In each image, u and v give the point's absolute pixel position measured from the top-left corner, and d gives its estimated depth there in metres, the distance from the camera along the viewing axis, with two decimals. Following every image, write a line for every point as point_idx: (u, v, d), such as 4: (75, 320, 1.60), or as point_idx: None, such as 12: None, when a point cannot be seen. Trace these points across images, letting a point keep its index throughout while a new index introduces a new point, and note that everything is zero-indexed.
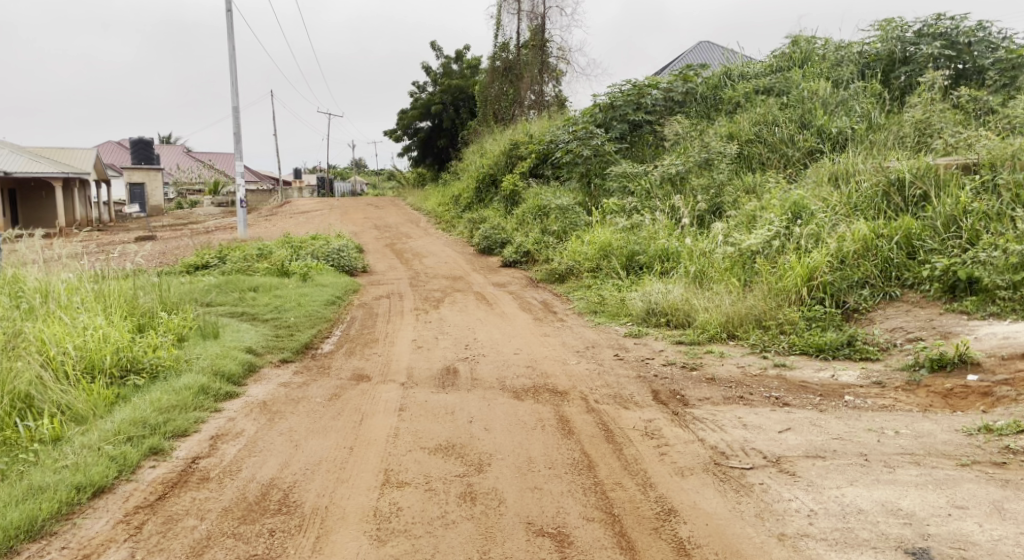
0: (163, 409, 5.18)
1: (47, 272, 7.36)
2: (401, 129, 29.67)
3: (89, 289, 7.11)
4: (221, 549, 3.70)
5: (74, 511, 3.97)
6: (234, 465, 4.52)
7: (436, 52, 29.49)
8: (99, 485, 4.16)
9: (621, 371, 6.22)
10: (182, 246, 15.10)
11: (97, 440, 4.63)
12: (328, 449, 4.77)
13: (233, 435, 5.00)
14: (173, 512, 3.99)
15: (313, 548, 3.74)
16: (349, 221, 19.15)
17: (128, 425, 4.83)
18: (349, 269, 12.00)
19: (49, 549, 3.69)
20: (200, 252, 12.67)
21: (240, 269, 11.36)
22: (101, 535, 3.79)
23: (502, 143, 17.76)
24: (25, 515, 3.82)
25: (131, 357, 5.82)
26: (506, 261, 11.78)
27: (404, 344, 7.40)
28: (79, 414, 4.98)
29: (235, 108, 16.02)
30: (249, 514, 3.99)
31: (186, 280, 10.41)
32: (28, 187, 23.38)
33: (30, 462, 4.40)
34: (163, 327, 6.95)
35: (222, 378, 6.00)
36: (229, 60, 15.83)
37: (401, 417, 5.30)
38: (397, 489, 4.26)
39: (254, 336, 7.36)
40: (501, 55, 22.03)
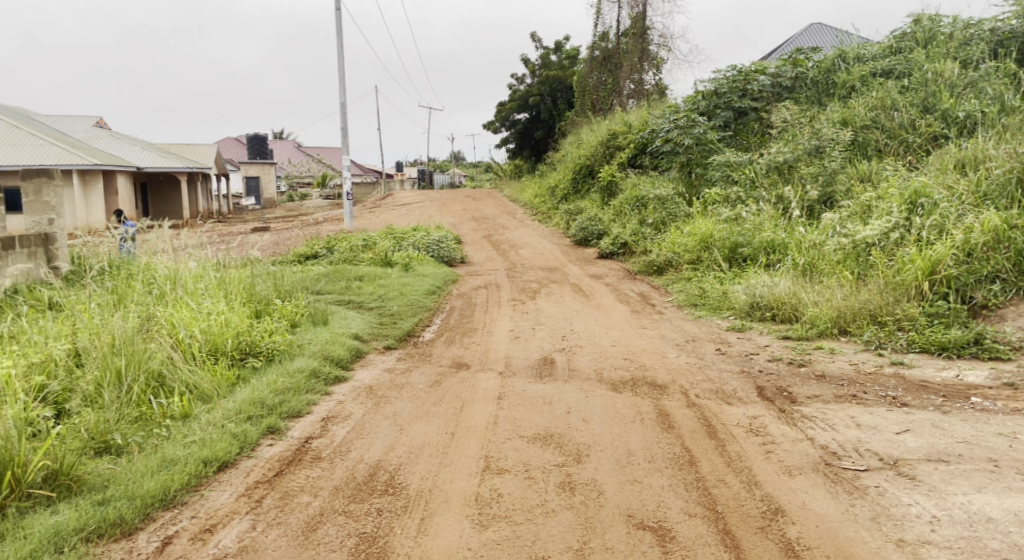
0: (279, 390, 5.46)
1: (176, 262, 7.89)
2: (500, 121, 30.01)
3: (212, 276, 7.58)
4: (333, 526, 3.86)
5: (202, 483, 4.21)
6: (344, 447, 4.71)
7: (536, 42, 29.60)
8: (224, 460, 4.43)
9: (724, 366, 6.08)
10: (294, 237, 15.81)
11: (221, 418, 4.93)
12: (431, 434, 4.90)
13: (342, 417, 5.21)
14: (289, 488, 4.19)
15: (418, 529, 3.84)
16: (447, 213, 19.60)
17: (248, 406, 5.11)
18: (449, 260, 12.25)
19: (181, 517, 3.88)
20: (310, 242, 13.27)
21: (346, 259, 11.82)
22: (226, 506, 4.00)
23: (600, 133, 17.60)
24: (159, 485, 4.03)
25: (250, 341, 6.20)
26: (603, 252, 11.77)
27: (502, 334, 7.48)
28: (206, 393, 5.32)
29: (342, 104, 16.66)
30: (358, 494, 4.15)
31: (298, 269, 10.91)
32: (158, 182, 25.09)
33: (163, 437, 4.72)
34: (278, 313, 7.34)
35: (331, 364, 6.26)
36: (339, 57, 16.50)
37: (500, 406, 5.37)
38: (498, 476, 4.33)
39: (360, 323, 7.65)
40: (601, 44, 21.83)
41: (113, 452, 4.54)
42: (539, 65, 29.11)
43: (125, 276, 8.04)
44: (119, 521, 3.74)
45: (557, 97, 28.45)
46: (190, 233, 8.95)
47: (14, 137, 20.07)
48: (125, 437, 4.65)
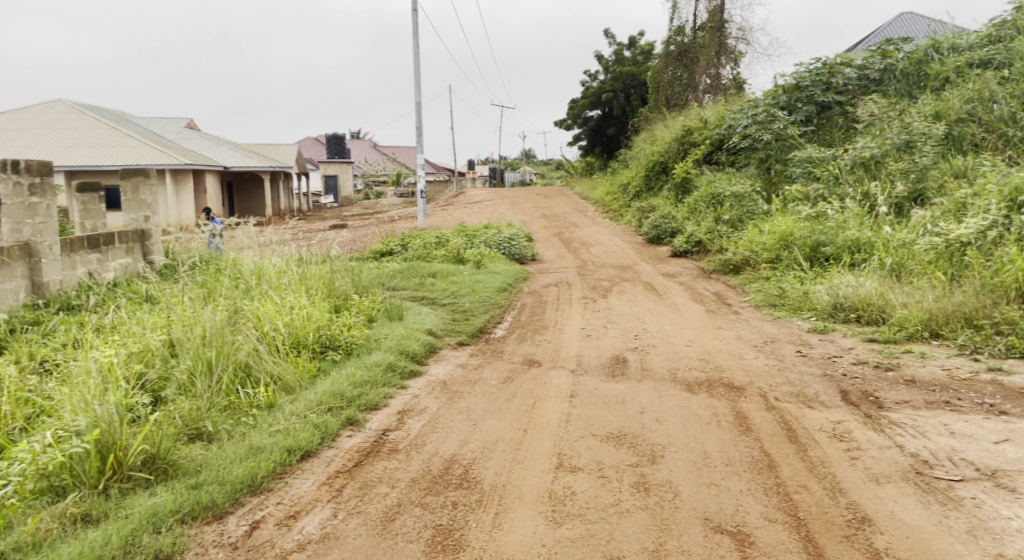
0: (357, 383, 5.61)
1: (260, 258, 8.21)
2: (572, 118, 29.91)
3: (293, 272, 7.84)
4: (410, 516, 3.92)
5: (286, 471, 4.35)
6: (420, 440, 4.80)
7: (610, 39, 29.38)
8: (307, 449, 4.58)
9: (806, 368, 5.89)
10: (371, 234, 16.18)
11: (303, 408, 5.09)
12: (504, 430, 4.94)
13: (417, 411, 5.30)
14: (368, 479, 4.29)
15: (492, 523, 3.86)
16: (519, 210, 19.67)
17: (329, 397, 5.26)
18: (520, 257, 12.30)
19: (267, 503, 4.01)
20: (386, 239, 13.56)
21: (420, 256, 12.02)
22: (309, 494, 4.12)
23: (674, 129, 17.32)
24: (247, 471, 4.19)
25: (330, 336, 6.40)
26: (677, 251, 11.60)
27: (574, 332, 7.47)
28: (289, 384, 5.51)
29: (417, 103, 16.93)
30: (434, 486, 4.21)
31: (374, 265, 11.16)
32: (242, 180, 26.06)
33: (250, 425, 4.91)
34: (356, 308, 7.53)
35: (407, 358, 6.38)
36: (415, 57, 16.79)
37: (573, 404, 5.36)
38: (571, 474, 4.32)
39: (434, 319, 7.77)
40: (677, 38, 21.50)
41: (204, 438, 4.74)
42: (612, 61, 28.85)
43: (214, 271, 8.40)
44: (211, 504, 3.88)
45: (630, 93, 28.15)
46: (273, 230, 9.28)
47: (112, 139, 21.22)
48: (216, 425, 4.86)
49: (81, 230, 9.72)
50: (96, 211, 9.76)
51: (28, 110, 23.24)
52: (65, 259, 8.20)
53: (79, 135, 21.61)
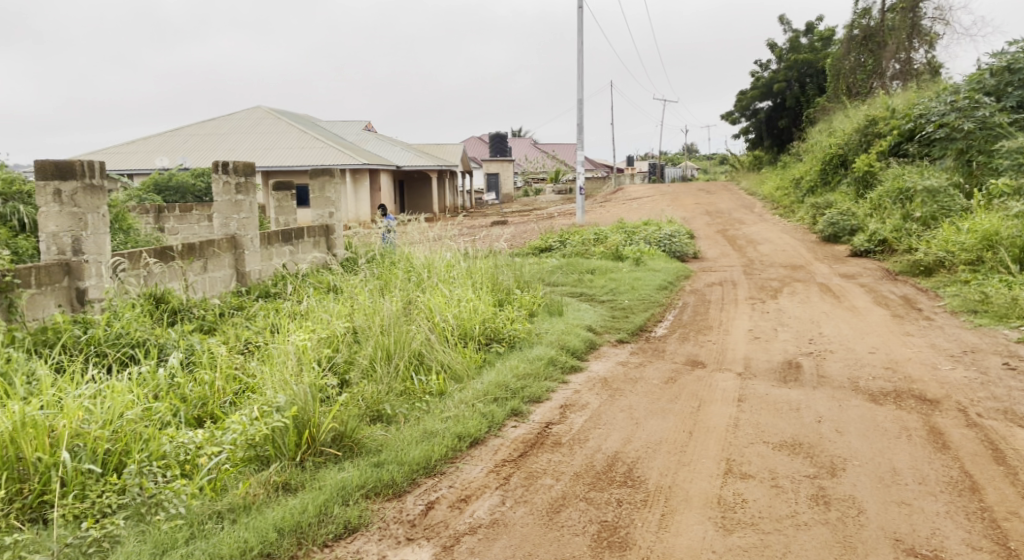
0: (521, 375, 5.74)
1: (431, 253, 8.64)
2: (741, 111, 28.79)
3: (461, 267, 8.16)
4: (575, 509, 3.91)
5: (457, 456, 4.53)
6: (583, 435, 4.82)
7: (785, 25, 27.93)
8: (475, 437, 4.74)
9: (1014, 383, 5.29)
10: (531, 230, 16.46)
11: (471, 397, 5.28)
12: (669, 431, 4.84)
13: (579, 406, 5.33)
14: (533, 469, 4.37)
15: (659, 524, 3.77)
16: (680, 207, 19.23)
17: (494, 388, 5.43)
18: (682, 255, 12.02)
19: (440, 486, 4.18)
20: (546, 235, 13.74)
21: (579, 252, 12.07)
22: (478, 480, 4.25)
23: (855, 119, 16.18)
24: (423, 454, 4.40)
25: (494, 328, 6.65)
26: (857, 250, 10.90)
27: (741, 333, 7.19)
28: (457, 373, 5.76)
29: (579, 101, 17.02)
30: (598, 482, 4.20)
31: (534, 260, 11.36)
32: (412, 178, 27.43)
33: (423, 409, 5.17)
34: (518, 302, 7.68)
35: (568, 353, 6.45)
36: (580, 54, 16.85)
37: (742, 408, 5.16)
38: (741, 480, 4.15)
39: (594, 315, 7.78)
40: (860, 22, 19.98)
41: (384, 420, 5.03)
42: (787, 50, 27.40)
43: (388, 263, 8.92)
44: (391, 483, 4.11)
45: (805, 82, 26.61)
46: (442, 227, 9.72)
47: (301, 141, 23.08)
48: (394, 408, 5.15)
49: (275, 225, 10.65)
50: (288, 207, 10.65)
51: (232, 117, 25.80)
52: (264, 251, 9.03)
53: (273, 139, 23.66)
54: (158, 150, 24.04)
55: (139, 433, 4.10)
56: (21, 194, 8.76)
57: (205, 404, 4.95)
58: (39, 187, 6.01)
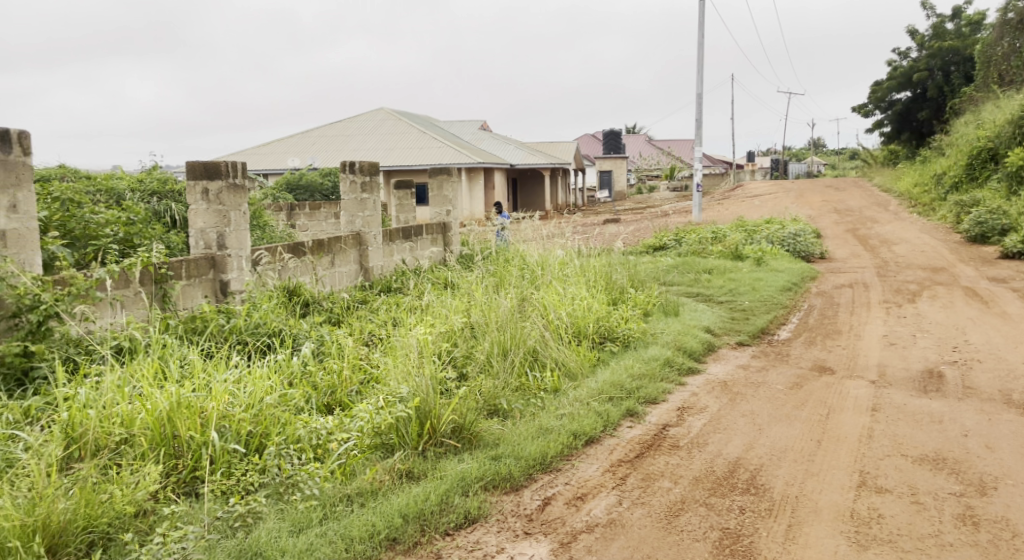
0: (636, 375, 5.68)
1: (545, 251, 8.69)
2: (875, 103, 27.22)
3: (575, 265, 8.17)
4: (695, 515, 3.82)
5: (573, 454, 4.53)
6: (702, 439, 4.70)
7: (928, 11, 26.10)
8: (591, 436, 4.72)
9: None
10: (645, 228, 16.23)
11: (586, 395, 5.28)
12: (795, 439, 4.64)
13: (698, 409, 5.21)
14: (651, 471, 4.31)
15: (786, 535, 3.62)
16: (804, 204, 18.41)
17: (609, 387, 5.40)
18: (806, 255, 11.49)
19: (557, 482, 4.19)
20: (661, 233, 13.49)
21: (696, 251, 11.78)
22: (594, 478, 4.24)
23: (1008, 110, 14.91)
24: (539, 450, 4.43)
25: (608, 328, 6.62)
26: (1008, 252, 10.05)
27: (874, 339, 6.79)
28: (571, 370, 5.77)
29: (698, 96, 16.65)
30: (719, 488, 4.09)
31: (649, 259, 11.18)
32: (527, 176, 27.67)
33: (538, 406, 5.20)
34: (632, 301, 7.60)
35: (684, 354, 6.31)
36: (701, 48, 16.44)
37: (876, 418, 4.87)
38: (876, 494, 3.92)
39: (711, 316, 7.58)
40: (1016, 5, 18.40)
41: (500, 415, 5.10)
42: (929, 37, 25.59)
43: (503, 260, 9.05)
44: (509, 476, 4.16)
45: (949, 71, 24.80)
46: (557, 226, 9.77)
47: (420, 142, 23.79)
48: (510, 403, 5.21)
49: (396, 223, 11.04)
50: (408, 205, 11.01)
51: (356, 119, 26.93)
52: (386, 247, 9.37)
53: (394, 139, 24.51)
54: (289, 151, 25.43)
55: (277, 417, 4.36)
56: (172, 193, 9.50)
57: (334, 392, 5.20)
58: (189, 187, 6.54)
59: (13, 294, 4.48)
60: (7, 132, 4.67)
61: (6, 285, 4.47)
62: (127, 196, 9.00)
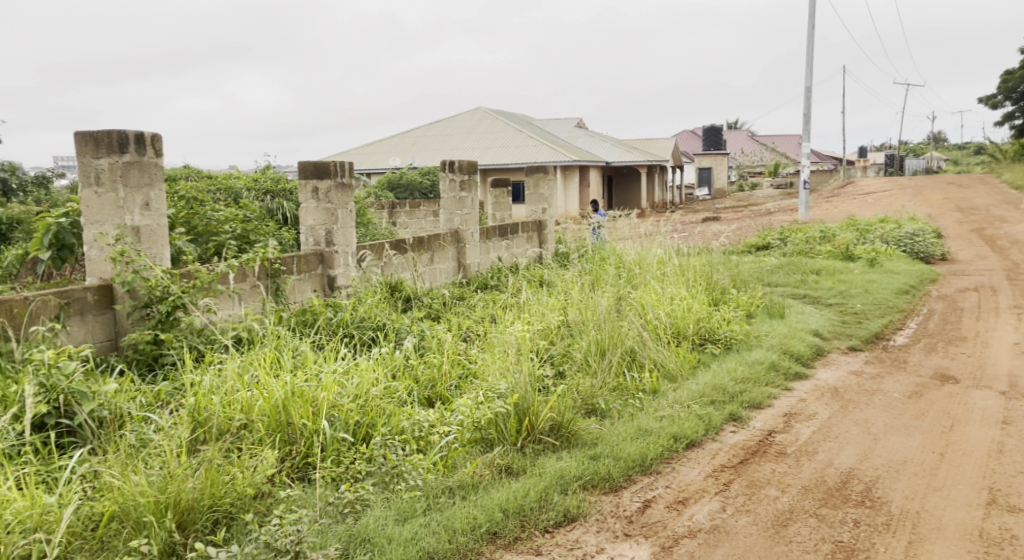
0: (739, 378, 5.52)
1: (643, 250, 8.59)
2: (1006, 94, 25.36)
3: (673, 263, 8.01)
4: (805, 525, 3.67)
5: (674, 457, 4.45)
6: (811, 447, 4.52)
7: None
8: (692, 439, 4.62)
9: None
10: (747, 227, 15.73)
11: (686, 398, 5.17)
12: (914, 451, 4.38)
13: (806, 416, 5.01)
14: (756, 478, 4.17)
15: (907, 552, 3.42)
16: (923, 202, 17.35)
17: (711, 390, 5.27)
18: (925, 255, 10.83)
19: (657, 485, 4.13)
20: (764, 232, 13.05)
21: (803, 251, 11.32)
22: (696, 483, 4.14)
23: None
24: (638, 452, 4.37)
25: (709, 329, 6.46)
26: None
27: (1003, 346, 6.33)
28: (671, 372, 5.67)
29: (807, 89, 16.00)
30: (830, 499, 3.92)
31: (752, 259, 10.83)
32: (623, 174, 27.40)
33: (637, 407, 5.14)
34: (734, 302, 7.38)
35: (791, 358, 6.09)
36: (811, 39, 15.78)
37: (1006, 432, 4.54)
38: (1008, 514, 3.65)
39: (820, 320, 7.26)
40: None
41: (598, 414, 5.07)
42: None
43: (599, 259, 8.99)
44: (608, 477, 4.13)
45: None
46: (655, 226, 9.63)
47: (518, 140, 23.96)
48: (608, 403, 5.16)
49: (492, 221, 11.17)
50: (505, 203, 11.12)
51: (455, 119, 27.37)
52: (482, 245, 9.50)
53: (493, 138, 24.78)
54: (391, 150, 26.15)
55: (382, 409, 4.50)
56: (284, 192, 9.96)
57: (434, 386, 5.31)
58: (301, 186, 6.83)
59: (145, 286, 4.82)
60: (143, 134, 5.00)
61: (139, 277, 4.81)
62: (244, 195, 9.50)
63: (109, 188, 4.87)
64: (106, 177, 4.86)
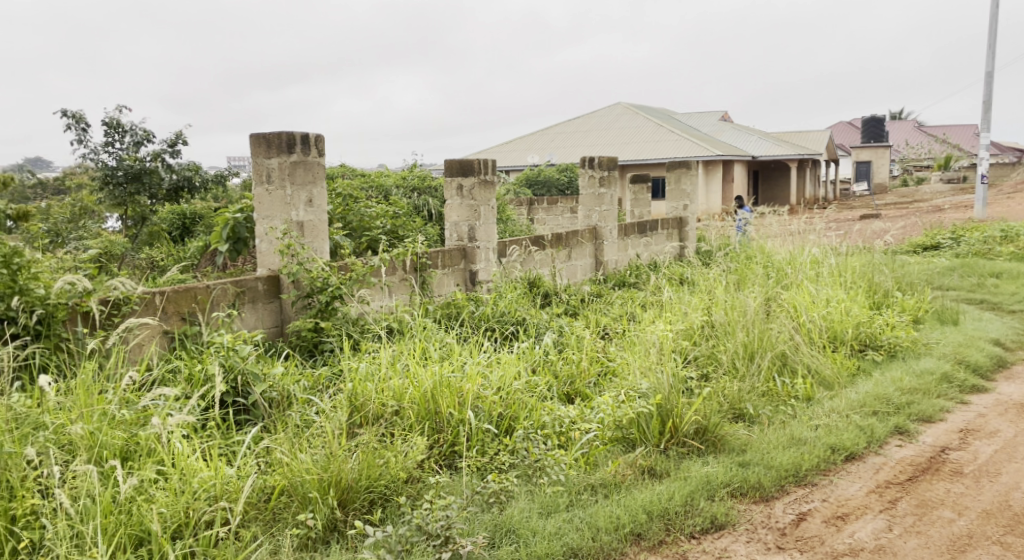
0: (906, 389, 5.12)
1: (796, 250, 8.16)
2: None
3: (830, 263, 7.56)
4: (985, 553, 3.35)
5: (831, 469, 4.20)
6: (992, 468, 4.12)
7: None
8: (852, 451, 4.34)
9: None
10: (911, 225, 14.58)
11: (844, 407, 4.86)
12: None
13: (986, 433, 4.56)
14: (927, 498, 3.86)
15: None
16: None
17: (873, 400, 4.93)
18: None
19: (813, 498, 3.91)
20: (932, 231, 12.04)
21: (978, 252, 10.34)
22: (857, 499, 3.88)
23: None
24: (792, 462, 4.16)
25: (870, 334, 6.05)
26: None
27: None
28: (827, 379, 5.35)
29: (987, 75, 14.62)
30: (1016, 526, 3.55)
31: (918, 259, 10.02)
32: (771, 169, 26.20)
33: (790, 414, 4.89)
34: (898, 306, 6.85)
35: (966, 369, 5.57)
36: (993, 19, 14.39)
37: None
38: None
39: (1000, 328, 6.60)
40: None
41: (746, 419, 4.86)
42: None
43: (746, 257, 8.64)
44: (759, 486, 3.96)
45: None
46: (809, 224, 9.13)
47: (660, 135, 23.50)
48: (757, 408, 4.94)
49: (630, 217, 11.03)
50: (644, 200, 10.94)
51: (597, 114, 27.22)
52: (621, 242, 9.41)
53: (635, 133, 24.43)
54: (532, 147, 26.40)
55: (524, 402, 4.56)
56: (430, 189, 10.30)
57: (573, 382, 5.31)
58: (446, 182, 7.11)
59: (308, 277, 5.13)
60: (308, 135, 5.33)
61: (303, 269, 5.14)
62: (393, 192, 9.92)
63: (279, 185, 5.27)
64: (275, 175, 5.25)
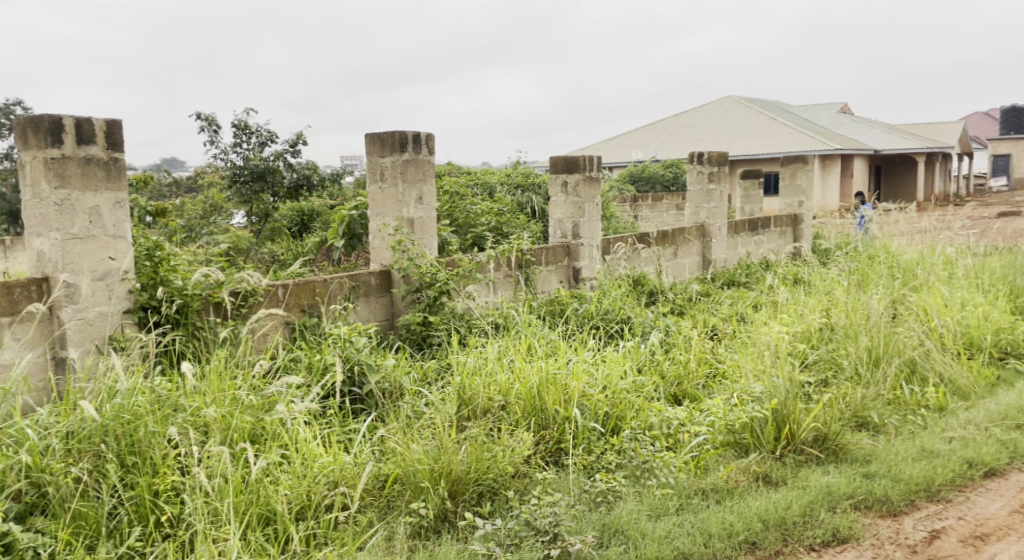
0: None
1: (926, 249, 7.66)
2: None
3: (964, 264, 7.06)
4: None
5: (967, 485, 3.92)
6: None
7: None
8: (993, 467, 4.04)
9: None
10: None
11: (982, 419, 4.52)
12: None
13: None
14: None
15: None
16: None
17: (1015, 412, 4.56)
18: None
19: (947, 515, 3.65)
20: None
21: None
22: (998, 518, 3.60)
23: None
24: (923, 475, 3.91)
25: (1012, 342, 5.61)
26: None
27: None
28: (962, 389, 4.99)
29: None
30: None
31: None
32: (895, 163, 24.72)
33: (920, 425, 4.60)
34: None
35: None
36: None
37: None
38: None
39: None
40: None
41: (869, 428, 4.60)
42: None
43: (868, 256, 8.19)
44: (885, 499, 3.74)
45: None
46: (940, 222, 8.56)
47: (773, 129, 22.64)
48: (882, 417, 4.67)
49: (740, 214, 10.68)
50: (755, 196, 10.55)
51: (706, 109, 26.51)
52: (731, 240, 9.12)
53: (746, 127, 23.63)
54: (638, 143, 26.00)
55: (631, 402, 4.50)
56: (533, 186, 10.31)
57: (680, 383, 5.18)
58: (551, 179, 7.12)
59: (417, 272, 5.26)
60: (420, 134, 5.46)
61: (413, 265, 5.27)
62: (497, 189, 10.03)
63: (391, 183, 5.41)
64: (389, 173, 5.41)
